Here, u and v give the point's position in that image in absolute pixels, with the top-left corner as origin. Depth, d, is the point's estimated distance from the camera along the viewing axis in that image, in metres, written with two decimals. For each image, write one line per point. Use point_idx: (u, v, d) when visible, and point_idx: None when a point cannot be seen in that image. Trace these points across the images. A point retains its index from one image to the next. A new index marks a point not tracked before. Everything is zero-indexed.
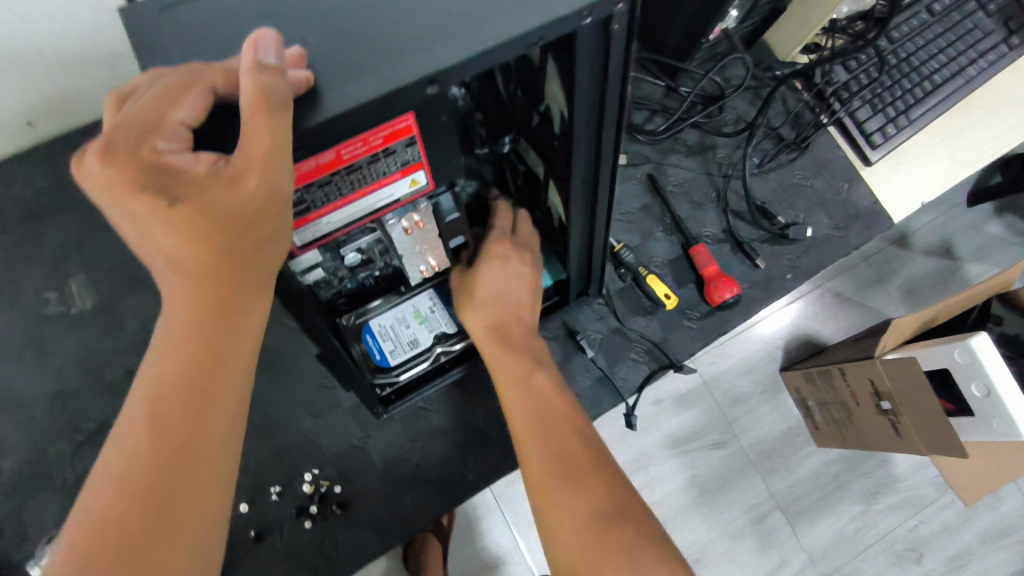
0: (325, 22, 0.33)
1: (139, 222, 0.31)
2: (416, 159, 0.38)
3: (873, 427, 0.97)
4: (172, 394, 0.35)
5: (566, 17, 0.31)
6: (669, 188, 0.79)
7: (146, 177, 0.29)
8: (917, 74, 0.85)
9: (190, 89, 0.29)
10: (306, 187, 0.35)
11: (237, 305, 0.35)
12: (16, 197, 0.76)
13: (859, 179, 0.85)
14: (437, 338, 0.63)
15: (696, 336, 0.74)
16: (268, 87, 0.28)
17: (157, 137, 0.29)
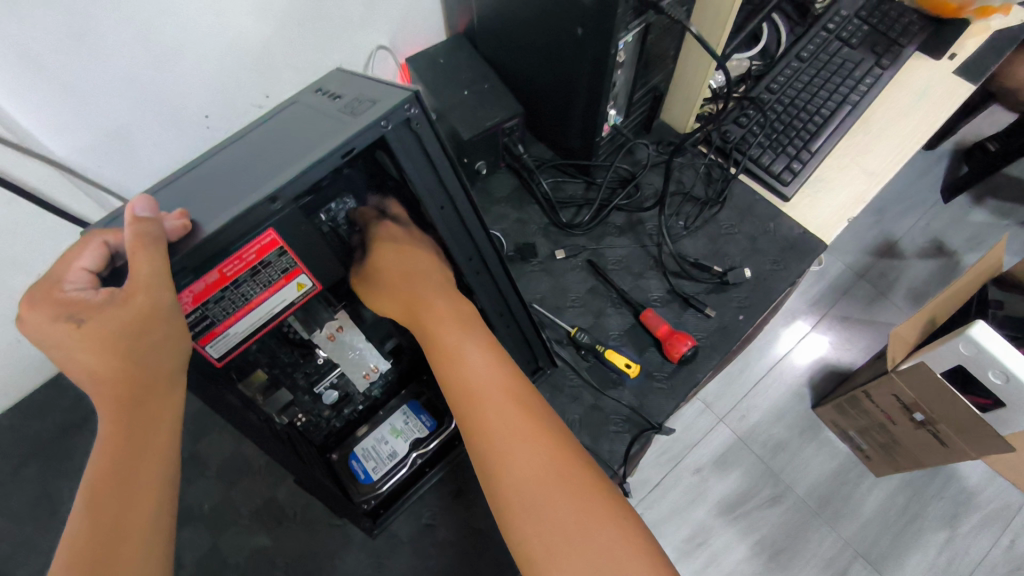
0: (208, 207, 0.43)
1: (62, 348, 0.40)
2: (294, 265, 0.48)
3: (919, 442, 1.09)
4: (106, 485, 0.39)
5: (368, 127, 0.42)
6: (609, 268, 0.86)
7: (57, 309, 0.39)
8: (806, 111, 0.94)
9: (88, 246, 0.41)
10: (204, 304, 0.45)
11: (153, 399, 0.42)
12: (49, 422, 0.80)
13: (784, 215, 0.89)
14: (413, 445, 0.69)
15: (670, 394, 0.78)
16: (143, 230, 0.38)
17: (66, 281, 0.40)
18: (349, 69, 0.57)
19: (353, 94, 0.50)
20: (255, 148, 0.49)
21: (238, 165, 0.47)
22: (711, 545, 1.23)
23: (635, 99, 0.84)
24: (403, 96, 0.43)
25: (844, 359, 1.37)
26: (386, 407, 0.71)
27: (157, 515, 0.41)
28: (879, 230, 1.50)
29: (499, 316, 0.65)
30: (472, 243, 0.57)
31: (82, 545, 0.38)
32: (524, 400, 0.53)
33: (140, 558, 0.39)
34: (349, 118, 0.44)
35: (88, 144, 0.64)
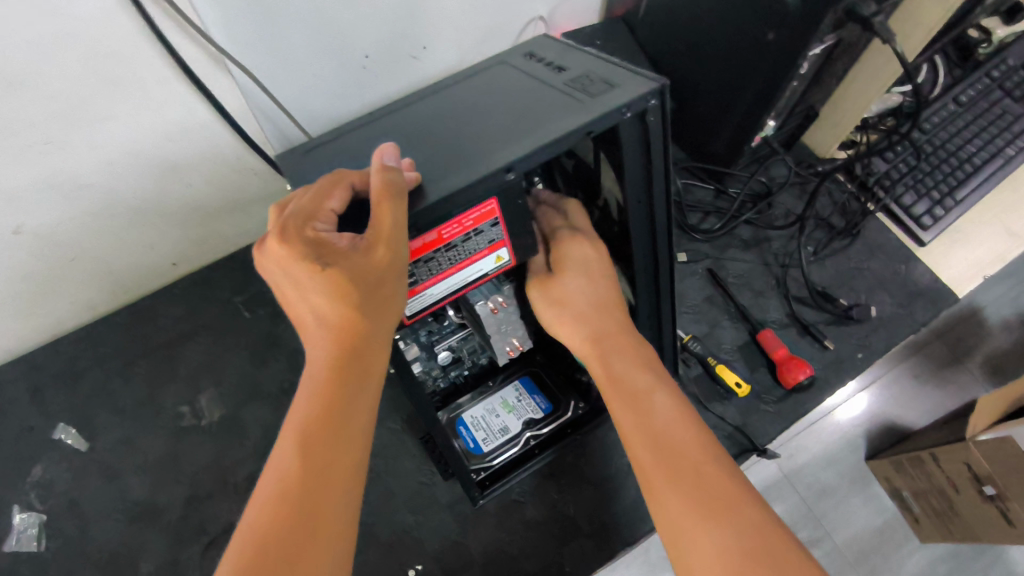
0: (437, 161, 0.46)
1: (297, 284, 0.40)
2: (499, 237, 0.48)
3: (984, 518, 1.04)
4: (318, 423, 0.40)
5: (611, 112, 0.45)
6: (729, 280, 0.84)
7: (306, 249, 0.39)
8: (956, 157, 0.90)
9: (337, 188, 0.41)
10: (415, 262, 0.45)
11: (365, 352, 0.42)
12: (158, 325, 0.80)
13: (917, 259, 0.86)
14: (526, 424, 0.69)
15: (775, 419, 0.76)
16: (391, 181, 0.39)
17: (317, 221, 0.40)
18: (557, 35, 0.58)
19: (581, 70, 0.51)
20: (474, 105, 0.51)
21: (456, 119, 0.50)
22: None
23: (793, 112, 0.81)
24: (651, 89, 0.46)
25: (905, 419, 1.32)
26: (496, 379, 0.72)
27: (357, 460, 0.42)
28: (968, 294, 1.44)
29: (646, 313, 0.64)
30: (648, 235, 0.56)
31: (291, 480, 0.39)
32: (693, 434, 0.50)
33: (341, 501, 0.40)
34: (588, 98, 0.47)
35: (267, 68, 0.63)
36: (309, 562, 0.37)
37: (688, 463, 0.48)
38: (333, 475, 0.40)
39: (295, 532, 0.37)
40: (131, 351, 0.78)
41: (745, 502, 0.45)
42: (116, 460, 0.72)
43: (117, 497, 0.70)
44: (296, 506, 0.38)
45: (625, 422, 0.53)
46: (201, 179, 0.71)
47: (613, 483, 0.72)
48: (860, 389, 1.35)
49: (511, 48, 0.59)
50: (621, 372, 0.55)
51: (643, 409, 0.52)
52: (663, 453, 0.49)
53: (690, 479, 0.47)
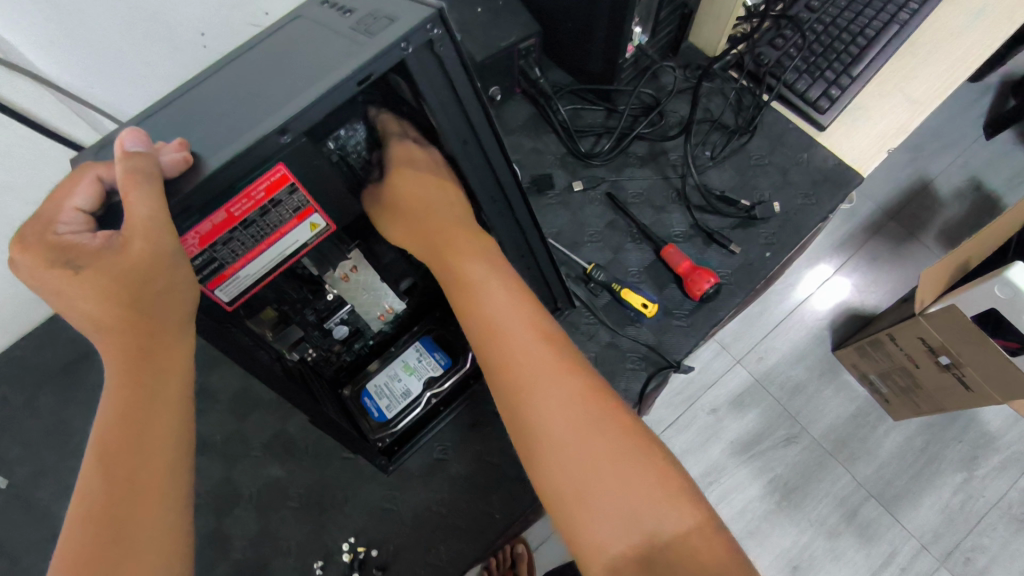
0: (210, 139, 0.39)
1: (62, 293, 0.39)
2: (306, 204, 0.46)
3: (944, 386, 1.04)
4: (118, 434, 0.39)
5: (387, 49, 0.38)
6: (629, 201, 0.82)
7: (53, 255, 0.37)
8: (848, 33, 0.86)
9: (81, 184, 0.39)
10: (212, 247, 0.42)
11: (160, 349, 0.41)
12: (56, 351, 0.79)
13: (818, 145, 0.84)
14: (427, 383, 0.68)
15: (688, 332, 0.75)
16: (136, 165, 0.36)
17: (58, 223, 0.38)
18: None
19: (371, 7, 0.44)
20: (258, 70, 0.44)
21: (238, 88, 0.43)
22: (721, 484, 1.20)
23: (661, 16, 0.77)
24: (427, 15, 0.39)
25: (867, 303, 1.30)
26: (398, 343, 0.69)
27: (178, 455, 0.41)
28: (914, 168, 1.40)
29: (517, 253, 0.62)
30: (495, 178, 0.53)
31: (98, 501, 0.38)
32: (529, 319, 0.52)
33: (161, 504, 0.39)
34: (369, 37, 0.40)
35: (80, 61, 0.60)
36: (136, 565, 0.37)
37: (531, 344, 0.50)
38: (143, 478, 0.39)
39: (115, 542, 0.37)
40: (32, 383, 0.77)
41: (587, 379, 0.50)
42: (36, 491, 0.72)
43: (44, 525, 0.71)
44: (104, 528, 0.37)
45: (467, 308, 0.53)
46: (50, 194, 0.68)
47: None
48: (833, 272, 1.33)
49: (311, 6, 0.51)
50: (459, 264, 0.54)
51: (481, 297, 0.53)
52: (505, 334, 0.51)
53: (529, 367, 0.49)
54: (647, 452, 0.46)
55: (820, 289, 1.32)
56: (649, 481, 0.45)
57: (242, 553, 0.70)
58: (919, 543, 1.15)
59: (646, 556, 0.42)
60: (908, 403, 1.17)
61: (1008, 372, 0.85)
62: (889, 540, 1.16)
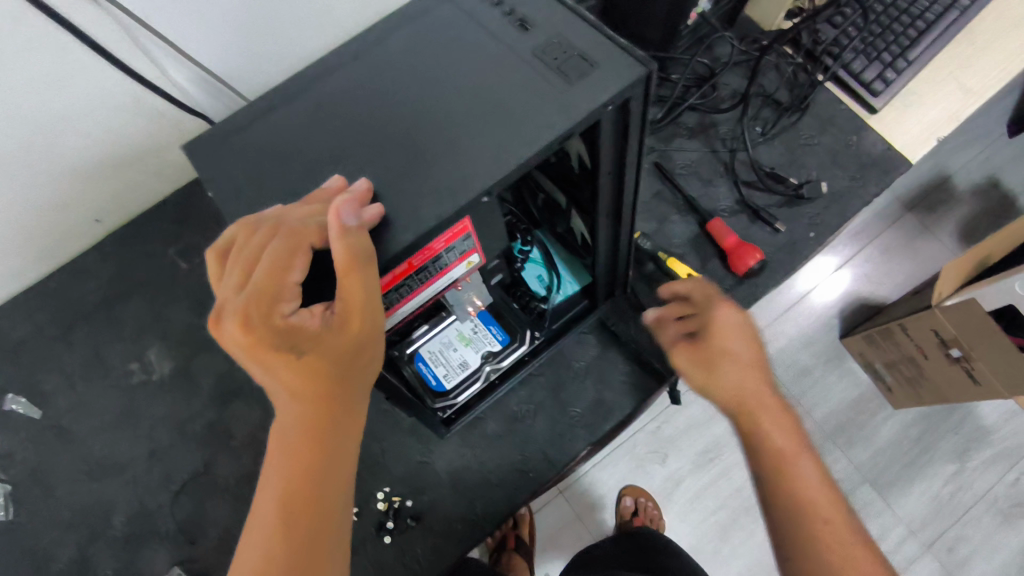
0: (376, 150, 0.40)
1: (272, 368, 0.38)
2: (471, 248, 0.44)
3: (951, 379, 1.05)
4: (300, 497, 0.40)
5: None
6: (677, 171, 0.82)
7: (279, 339, 0.37)
8: (908, 15, 0.84)
9: (297, 255, 0.36)
10: (385, 294, 0.43)
11: (345, 407, 0.41)
12: (89, 286, 0.78)
13: (868, 129, 0.85)
14: (485, 357, 0.65)
15: None
16: (362, 249, 0.35)
17: (281, 302, 0.37)
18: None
19: (543, 20, 0.42)
20: (391, 59, 0.43)
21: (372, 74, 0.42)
22: (722, 462, 1.12)
23: None
24: (636, 76, 0.38)
25: (877, 294, 1.31)
26: (452, 307, 0.61)
27: (344, 513, 0.42)
28: (940, 160, 1.39)
29: (605, 258, 0.61)
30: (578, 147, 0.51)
31: (274, 562, 0.38)
32: None
33: (332, 563, 0.41)
34: (565, 84, 0.39)
35: None
36: None
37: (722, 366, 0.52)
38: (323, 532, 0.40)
39: None
40: (65, 316, 0.77)
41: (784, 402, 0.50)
42: (74, 424, 0.73)
43: (83, 457, 0.72)
44: None
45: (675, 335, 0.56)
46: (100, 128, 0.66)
47: (563, 393, 0.74)
48: (839, 265, 1.34)
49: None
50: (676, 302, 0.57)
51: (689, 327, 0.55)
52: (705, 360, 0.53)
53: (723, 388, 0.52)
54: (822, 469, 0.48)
55: (822, 283, 1.33)
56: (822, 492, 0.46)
57: None
58: (910, 528, 1.19)
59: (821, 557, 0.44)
60: (910, 394, 1.18)
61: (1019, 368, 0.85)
62: (883, 522, 1.20)
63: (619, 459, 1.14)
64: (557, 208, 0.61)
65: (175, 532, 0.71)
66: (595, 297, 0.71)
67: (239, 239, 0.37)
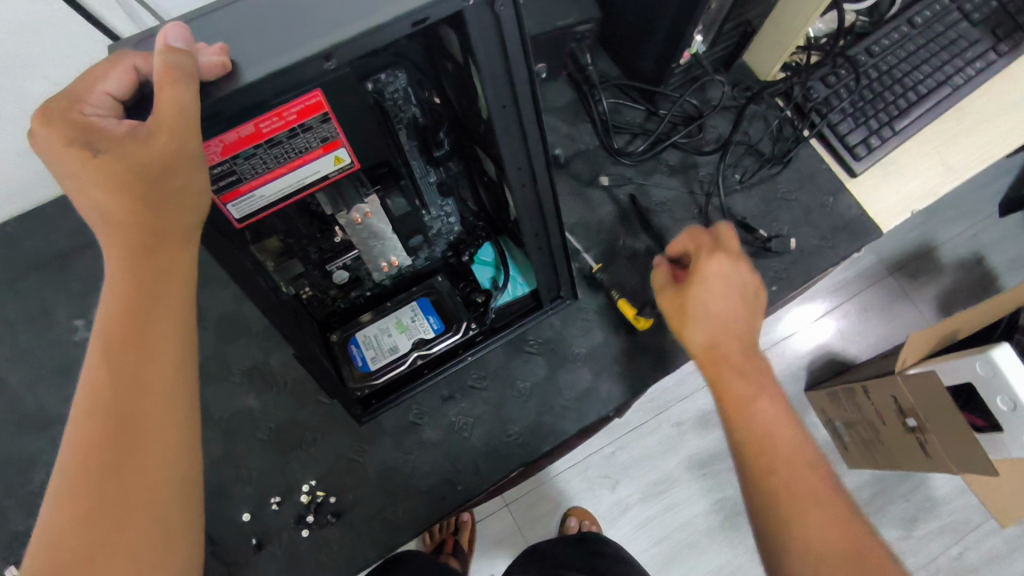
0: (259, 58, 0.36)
1: (76, 183, 0.37)
2: (333, 136, 0.45)
3: (904, 448, 1.05)
4: (119, 332, 0.37)
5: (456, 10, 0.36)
6: (651, 207, 0.82)
7: (74, 136, 0.36)
8: (901, 85, 0.85)
9: (114, 69, 0.37)
10: (234, 159, 0.42)
11: (164, 253, 0.38)
12: (50, 237, 0.78)
13: (845, 192, 0.84)
14: (416, 344, 0.68)
15: (680, 347, 0.76)
16: (174, 60, 0.34)
17: (87, 104, 0.37)
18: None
19: None
20: None
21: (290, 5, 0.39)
22: (672, 494, 1.14)
23: (725, 29, 0.77)
24: None
25: (847, 351, 1.32)
26: (395, 298, 0.69)
27: (179, 358, 0.38)
28: (928, 229, 1.39)
29: (534, 240, 0.61)
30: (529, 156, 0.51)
31: (97, 399, 0.36)
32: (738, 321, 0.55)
33: (167, 403, 0.37)
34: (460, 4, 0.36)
35: None
36: (138, 456, 0.36)
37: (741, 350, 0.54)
38: (146, 385, 0.37)
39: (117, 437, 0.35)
40: (22, 264, 0.77)
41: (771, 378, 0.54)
42: (12, 372, 0.73)
43: (14, 407, 0.72)
44: (105, 422, 0.36)
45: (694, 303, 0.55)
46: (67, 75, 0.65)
47: (504, 410, 0.74)
48: (823, 313, 1.35)
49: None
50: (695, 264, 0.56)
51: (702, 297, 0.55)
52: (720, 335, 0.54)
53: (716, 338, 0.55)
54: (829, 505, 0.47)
55: (801, 329, 1.34)
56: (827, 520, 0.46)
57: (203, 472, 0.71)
58: None
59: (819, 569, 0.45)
60: (863, 455, 1.18)
61: (970, 449, 0.84)
62: None
63: (568, 480, 1.14)
64: (502, 200, 0.62)
65: None
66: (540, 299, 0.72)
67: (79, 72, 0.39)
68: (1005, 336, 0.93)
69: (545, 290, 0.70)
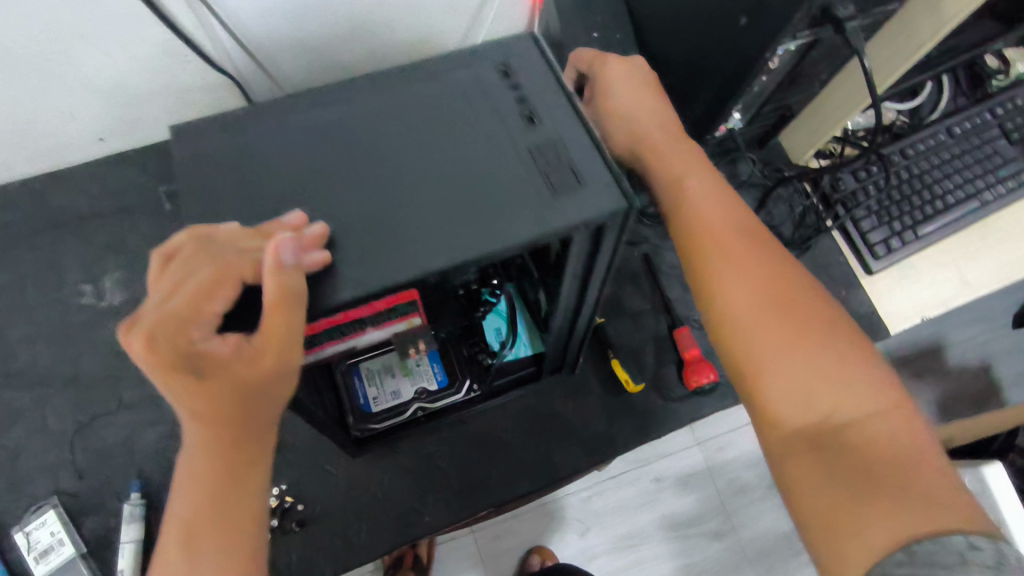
0: (345, 198, 0.40)
1: (173, 390, 0.38)
2: (411, 313, 0.50)
3: None
4: (205, 477, 0.40)
5: None
6: (664, 270, 0.81)
7: (181, 363, 0.36)
8: (929, 191, 0.85)
9: (222, 286, 0.37)
10: (317, 331, 0.47)
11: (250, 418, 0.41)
12: (74, 199, 0.79)
13: (858, 287, 0.85)
14: (418, 393, 0.66)
15: (669, 415, 0.75)
16: (290, 286, 0.36)
17: (193, 327, 0.37)
18: (545, 46, 0.45)
19: (549, 119, 0.42)
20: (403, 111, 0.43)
21: (381, 121, 0.43)
22: (643, 551, 1.11)
23: (764, 111, 0.78)
24: None
25: None
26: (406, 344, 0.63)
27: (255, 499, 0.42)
28: None
29: (562, 334, 0.61)
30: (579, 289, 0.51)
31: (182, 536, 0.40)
32: (733, 218, 0.50)
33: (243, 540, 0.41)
34: (549, 195, 0.39)
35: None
36: None
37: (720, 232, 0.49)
38: (224, 526, 0.41)
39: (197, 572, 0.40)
40: (43, 220, 0.78)
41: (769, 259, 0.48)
42: (13, 325, 0.74)
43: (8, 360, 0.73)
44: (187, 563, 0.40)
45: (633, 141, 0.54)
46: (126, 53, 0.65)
47: (484, 447, 0.74)
48: None
49: (491, 53, 0.45)
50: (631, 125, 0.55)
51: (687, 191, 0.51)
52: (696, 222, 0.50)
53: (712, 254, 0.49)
54: (824, 344, 0.44)
55: None
56: (826, 364, 0.43)
57: None
58: None
59: (821, 439, 0.42)
60: None
61: None
62: None
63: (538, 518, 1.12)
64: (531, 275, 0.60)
65: (67, 462, 0.70)
66: (544, 366, 0.71)
67: (174, 248, 0.37)
68: (998, 457, 0.91)
69: (553, 360, 0.70)
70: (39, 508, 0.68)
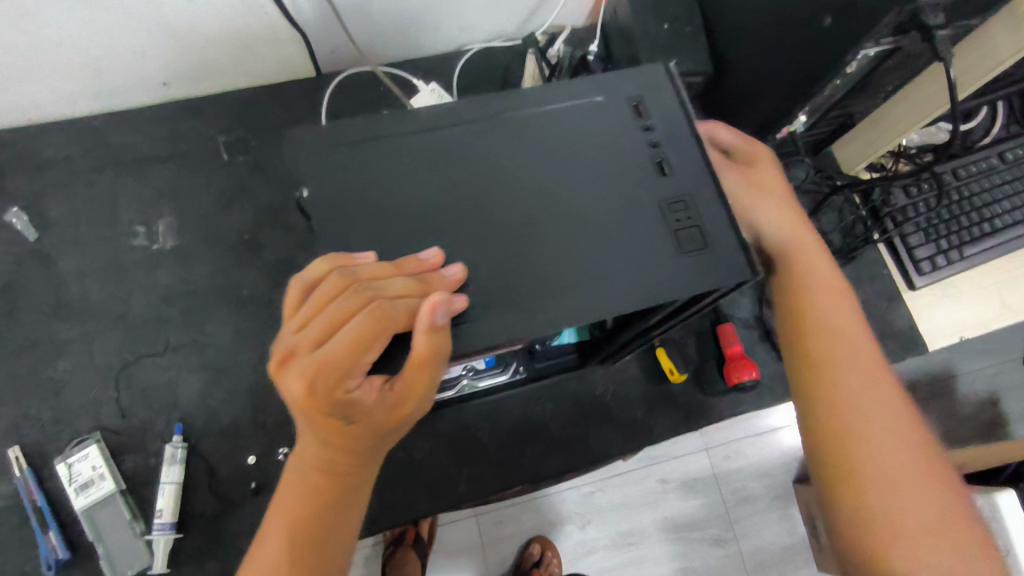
0: (482, 224, 0.44)
1: (315, 417, 0.42)
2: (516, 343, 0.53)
3: None
4: (322, 474, 0.46)
5: None
6: None
7: (333, 406, 0.40)
8: (978, 213, 0.85)
9: (376, 340, 0.39)
10: None
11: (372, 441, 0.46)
12: (133, 141, 0.80)
13: (900, 301, 0.85)
14: (464, 368, 0.66)
15: (707, 409, 0.76)
16: (439, 354, 0.39)
17: (347, 379, 0.40)
18: (681, 86, 0.48)
19: (681, 169, 0.46)
20: (543, 132, 0.47)
21: (516, 133, 0.46)
22: (640, 549, 1.13)
23: (828, 116, 0.78)
24: None
25: None
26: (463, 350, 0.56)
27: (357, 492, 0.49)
28: None
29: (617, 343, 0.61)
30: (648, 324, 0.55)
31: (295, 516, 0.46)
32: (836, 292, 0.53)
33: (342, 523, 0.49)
34: (675, 251, 0.44)
35: None
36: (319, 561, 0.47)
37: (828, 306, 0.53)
38: (333, 512, 0.47)
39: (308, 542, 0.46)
40: (101, 158, 0.79)
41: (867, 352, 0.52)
42: (68, 260, 0.76)
43: (64, 294, 0.76)
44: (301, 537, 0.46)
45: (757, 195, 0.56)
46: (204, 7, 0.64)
47: (521, 425, 0.74)
48: None
49: (625, 86, 0.49)
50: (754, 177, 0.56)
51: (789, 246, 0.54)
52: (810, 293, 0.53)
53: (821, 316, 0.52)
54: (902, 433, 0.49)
55: None
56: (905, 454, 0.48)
57: (221, 406, 0.74)
58: None
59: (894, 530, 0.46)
60: None
61: None
62: None
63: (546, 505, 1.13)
64: None
65: (113, 397, 0.73)
66: (583, 354, 0.71)
67: (330, 289, 0.39)
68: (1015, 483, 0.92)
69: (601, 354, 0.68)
70: (80, 443, 0.71)
